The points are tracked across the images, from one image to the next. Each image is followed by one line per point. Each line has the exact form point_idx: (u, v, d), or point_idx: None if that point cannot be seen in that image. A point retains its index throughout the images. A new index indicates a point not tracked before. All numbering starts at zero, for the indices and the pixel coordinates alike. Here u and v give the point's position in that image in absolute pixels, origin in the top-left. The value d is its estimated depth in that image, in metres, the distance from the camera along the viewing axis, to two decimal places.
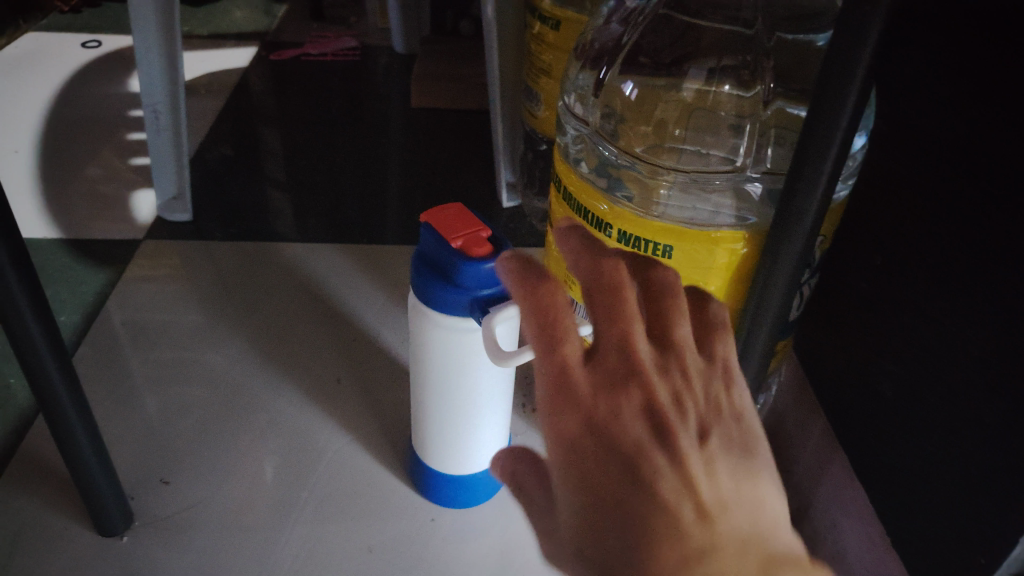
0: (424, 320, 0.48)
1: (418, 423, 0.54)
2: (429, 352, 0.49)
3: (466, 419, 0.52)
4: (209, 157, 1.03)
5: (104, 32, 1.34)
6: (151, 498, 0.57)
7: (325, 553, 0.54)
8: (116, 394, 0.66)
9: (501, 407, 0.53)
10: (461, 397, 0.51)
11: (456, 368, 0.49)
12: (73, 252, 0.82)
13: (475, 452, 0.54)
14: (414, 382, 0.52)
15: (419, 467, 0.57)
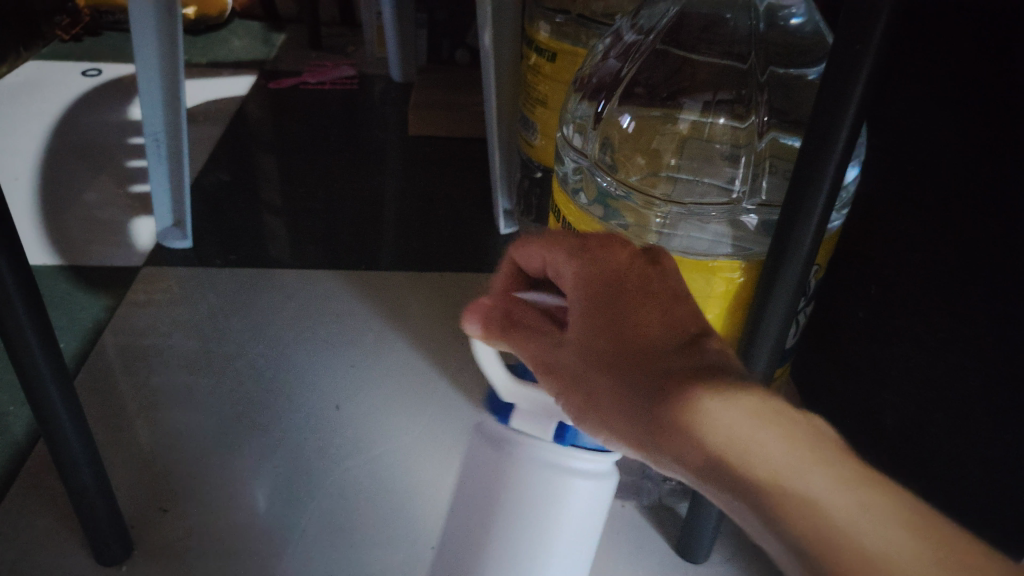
0: (474, 458, 0.51)
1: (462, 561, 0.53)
2: (485, 486, 0.50)
3: (534, 557, 0.50)
4: (207, 183, 1.03)
5: (104, 60, 1.35)
6: (151, 526, 0.57)
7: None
8: (113, 422, 0.66)
9: (578, 549, 0.51)
10: (523, 536, 0.50)
11: (517, 503, 0.49)
12: (73, 278, 0.83)
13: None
14: (460, 540, 0.51)
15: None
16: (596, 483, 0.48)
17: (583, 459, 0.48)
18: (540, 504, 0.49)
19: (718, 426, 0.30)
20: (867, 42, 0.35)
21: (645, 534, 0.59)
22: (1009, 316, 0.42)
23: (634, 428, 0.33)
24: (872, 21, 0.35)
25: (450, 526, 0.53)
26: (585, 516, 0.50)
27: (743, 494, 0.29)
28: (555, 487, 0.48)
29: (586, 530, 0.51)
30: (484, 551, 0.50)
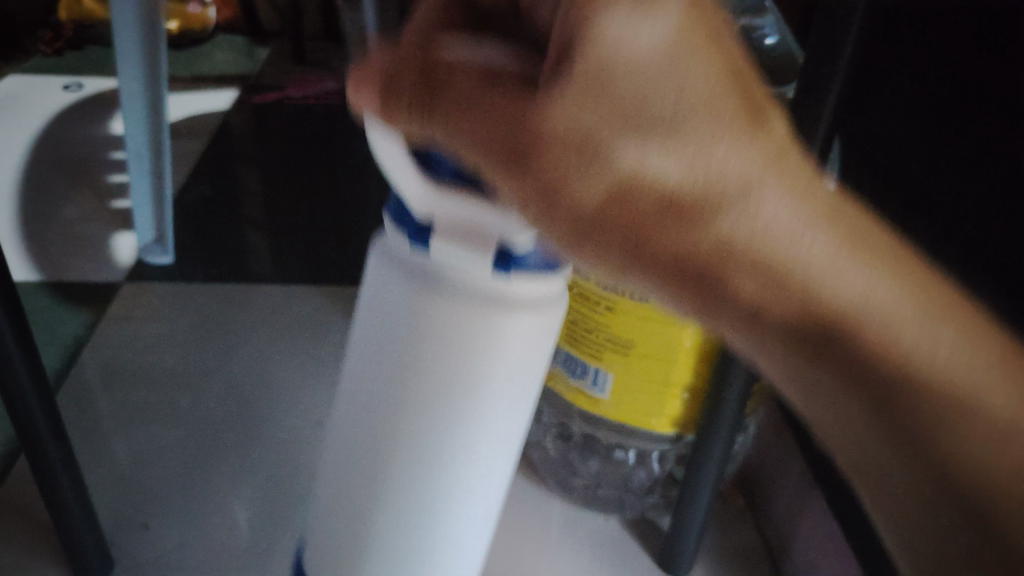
0: (382, 289, 0.39)
1: (372, 455, 0.41)
2: (392, 344, 0.39)
3: (453, 432, 0.40)
4: (189, 198, 1.03)
5: (86, 74, 1.35)
6: (130, 544, 0.56)
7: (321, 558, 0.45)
8: (92, 439, 0.65)
9: (511, 419, 0.41)
10: (439, 405, 0.39)
11: (431, 351, 0.38)
12: (53, 294, 0.82)
13: (473, 484, 0.42)
14: (360, 411, 0.41)
15: (407, 497, 0.41)
16: (534, 313, 0.38)
17: (525, 287, 0.37)
18: (462, 355, 0.38)
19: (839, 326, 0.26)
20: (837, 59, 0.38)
21: (627, 548, 0.59)
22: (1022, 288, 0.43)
23: (671, 259, 0.27)
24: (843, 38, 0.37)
25: (351, 393, 0.42)
26: (518, 372, 0.39)
27: (862, 396, 0.26)
28: (479, 318, 0.37)
29: (520, 395, 0.40)
30: (394, 430, 0.40)
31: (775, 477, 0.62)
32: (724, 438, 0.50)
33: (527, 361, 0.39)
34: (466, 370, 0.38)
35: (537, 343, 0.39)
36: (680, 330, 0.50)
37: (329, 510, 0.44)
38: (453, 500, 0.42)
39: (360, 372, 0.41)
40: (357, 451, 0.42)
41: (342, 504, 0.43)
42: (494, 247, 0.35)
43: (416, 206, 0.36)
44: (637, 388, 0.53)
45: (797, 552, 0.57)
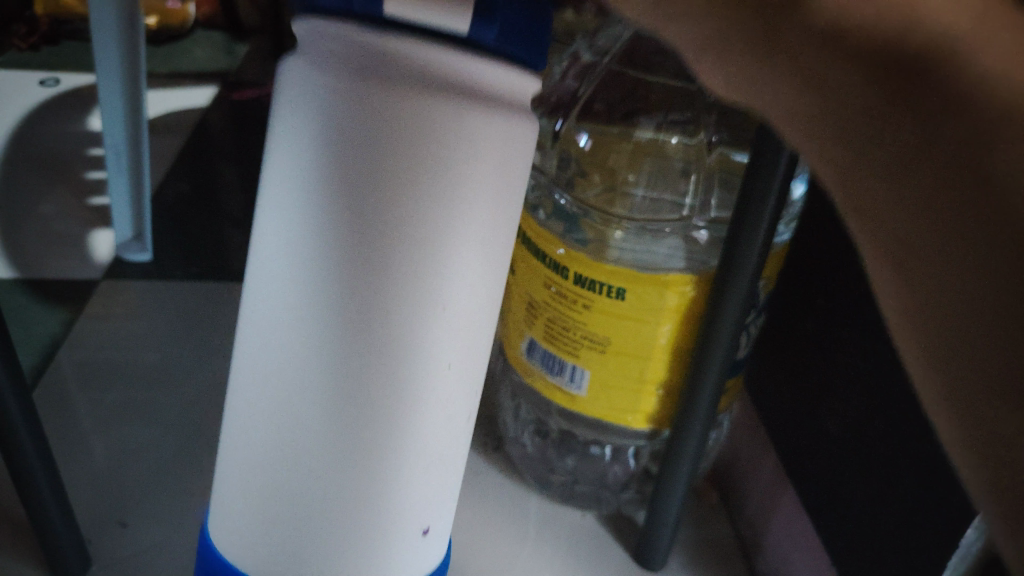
0: (303, 97, 0.32)
1: (323, 302, 0.32)
2: (343, 147, 0.31)
3: (431, 253, 0.32)
4: (168, 195, 1.03)
5: (63, 69, 1.33)
6: (108, 542, 0.56)
7: (260, 469, 0.36)
8: (69, 438, 0.65)
9: (494, 244, 0.34)
10: (410, 218, 0.31)
11: (393, 154, 0.31)
12: (29, 292, 0.81)
13: (457, 332, 0.35)
14: (301, 243, 0.32)
15: (380, 354, 0.33)
16: (510, 117, 0.32)
17: (499, 75, 0.32)
18: (433, 154, 0.31)
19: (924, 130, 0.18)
20: None
21: (603, 542, 0.60)
22: None
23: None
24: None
25: (281, 234, 0.33)
26: (498, 182, 0.33)
27: (930, 191, 0.18)
28: (447, 110, 0.31)
29: (501, 213, 0.34)
30: (355, 257, 0.32)
31: (749, 472, 0.63)
32: (697, 435, 0.52)
33: (506, 170, 0.33)
34: (441, 172, 0.31)
35: (515, 149, 0.33)
36: (654, 328, 0.51)
37: (267, 400, 0.35)
38: (436, 377, 0.35)
39: (295, 195, 0.32)
40: (299, 300, 0.33)
41: (284, 389, 0.34)
42: (469, 4, 0.30)
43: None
44: (613, 385, 0.54)
45: (768, 545, 0.58)
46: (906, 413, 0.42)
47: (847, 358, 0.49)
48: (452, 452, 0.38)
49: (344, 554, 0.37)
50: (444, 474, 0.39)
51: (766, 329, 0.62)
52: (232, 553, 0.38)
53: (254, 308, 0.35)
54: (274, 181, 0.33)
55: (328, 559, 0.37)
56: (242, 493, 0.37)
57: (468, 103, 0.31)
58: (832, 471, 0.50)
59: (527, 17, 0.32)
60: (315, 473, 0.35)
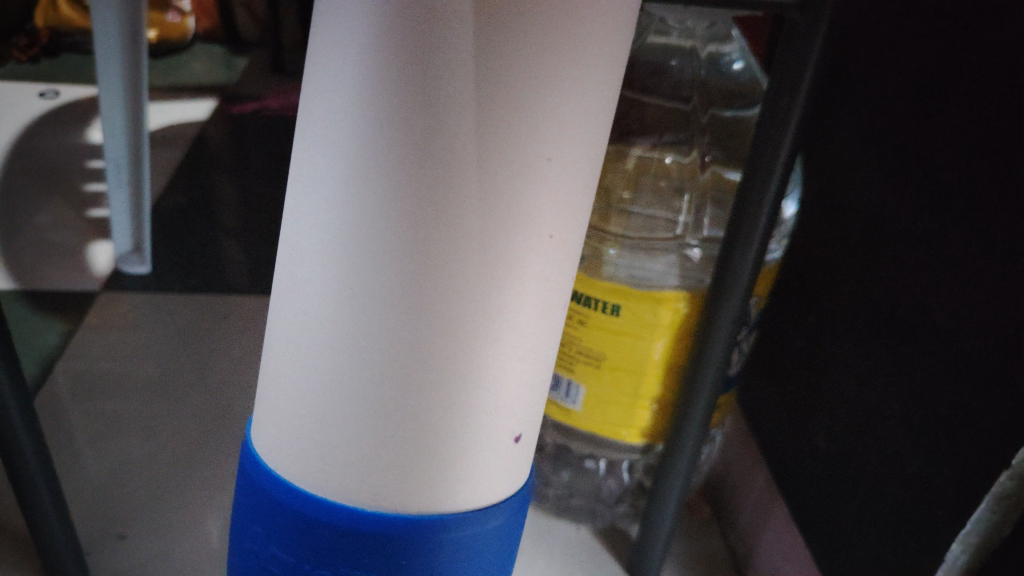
0: None
1: (406, 189, 0.30)
2: (432, 17, 0.28)
3: (525, 138, 0.30)
4: (166, 208, 1.03)
5: (63, 81, 1.34)
6: (107, 553, 0.57)
7: (329, 365, 0.33)
8: (66, 450, 0.65)
9: (587, 137, 0.32)
10: (507, 95, 0.30)
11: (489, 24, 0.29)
12: (28, 303, 0.82)
13: (550, 229, 0.33)
14: (376, 125, 0.30)
15: (468, 247, 0.31)
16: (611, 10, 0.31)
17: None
18: (532, 35, 0.29)
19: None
20: (794, 94, 0.40)
21: (597, 554, 0.60)
22: (922, 332, 0.41)
23: None
24: (801, 75, 0.40)
25: (348, 118, 0.31)
26: (594, 74, 0.31)
27: None
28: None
29: (596, 110, 0.32)
30: (446, 139, 0.30)
31: (741, 485, 0.64)
32: (690, 449, 0.52)
33: (601, 59, 0.31)
34: (541, 54, 0.29)
35: (608, 36, 0.31)
36: (649, 343, 0.52)
37: (331, 303, 0.32)
38: (537, 247, 0.33)
39: (365, 66, 0.30)
40: (372, 197, 0.31)
41: (354, 287, 0.32)
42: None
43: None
44: (608, 401, 0.55)
45: (760, 558, 0.59)
46: (896, 428, 0.43)
47: (837, 373, 0.50)
48: (538, 367, 0.36)
49: (425, 476, 0.34)
50: (528, 392, 0.36)
51: (757, 346, 0.63)
52: (293, 479, 0.36)
53: (314, 203, 0.32)
54: (335, 63, 0.31)
55: (408, 485, 0.34)
56: (298, 413, 0.35)
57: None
58: (823, 486, 0.51)
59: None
60: (395, 385, 0.33)
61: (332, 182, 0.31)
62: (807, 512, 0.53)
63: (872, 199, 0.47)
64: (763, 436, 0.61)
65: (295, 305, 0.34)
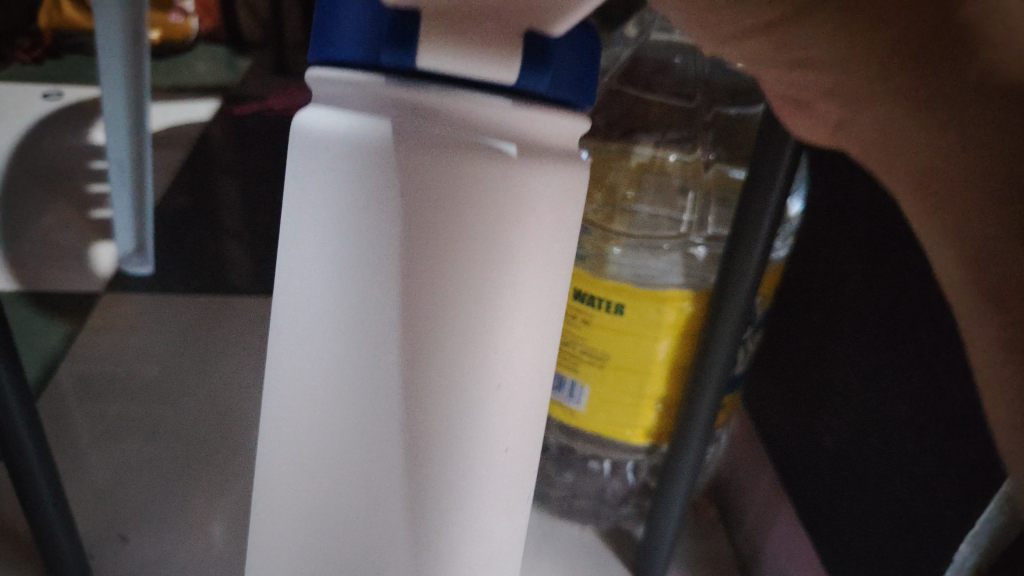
0: (344, 107, 0.32)
1: (380, 338, 0.33)
2: (402, 161, 0.31)
3: (484, 299, 0.32)
4: (169, 208, 1.03)
5: (66, 81, 1.34)
6: (109, 555, 0.57)
7: (315, 517, 0.36)
8: (69, 450, 0.66)
9: (549, 277, 0.34)
10: (476, 228, 0.32)
11: (448, 193, 0.31)
12: (32, 304, 0.82)
13: (517, 366, 0.35)
14: (350, 276, 0.32)
15: (438, 389, 0.33)
16: (566, 162, 0.33)
17: (550, 123, 0.33)
18: (493, 169, 0.31)
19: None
20: None
21: (601, 555, 0.60)
22: (929, 327, 0.41)
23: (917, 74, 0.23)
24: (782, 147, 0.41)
25: (324, 271, 0.33)
26: (552, 222, 0.33)
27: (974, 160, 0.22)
28: (498, 160, 0.31)
29: (562, 225, 0.34)
30: (412, 289, 0.32)
31: (747, 488, 0.63)
32: (695, 449, 0.52)
33: (556, 216, 0.33)
34: (498, 214, 0.32)
35: (570, 184, 0.33)
36: (653, 343, 0.52)
37: (320, 430, 0.35)
38: (499, 394, 0.34)
39: (332, 231, 0.32)
40: (345, 356, 0.33)
41: (333, 441, 0.34)
42: (520, 47, 0.30)
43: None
44: (612, 401, 0.54)
45: (766, 559, 0.58)
46: (902, 431, 0.42)
47: (843, 375, 0.49)
48: (514, 486, 0.38)
49: None
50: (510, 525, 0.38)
51: (762, 343, 0.62)
52: None
53: (303, 326, 0.34)
54: (311, 217, 0.33)
55: None
56: (288, 561, 0.37)
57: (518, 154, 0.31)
58: (831, 485, 0.50)
59: (576, 65, 0.33)
60: (381, 490, 0.35)
61: (314, 323, 0.34)
62: (816, 512, 0.52)
63: (872, 203, 0.47)
64: (770, 435, 0.60)
65: (290, 425, 0.36)
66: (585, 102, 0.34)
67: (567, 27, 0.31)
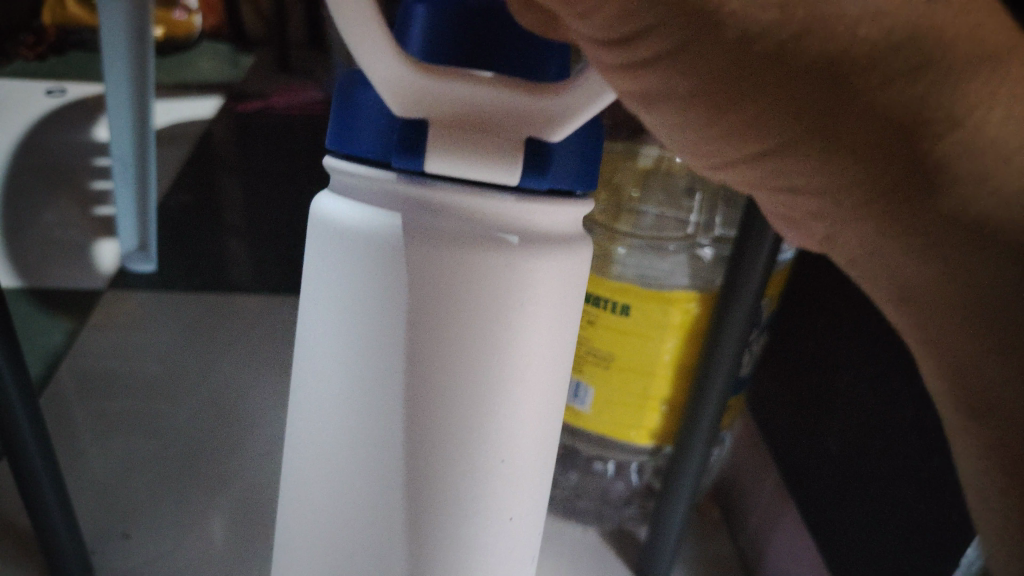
0: (351, 200, 0.32)
1: (392, 416, 0.32)
2: (407, 254, 0.31)
3: (483, 379, 0.32)
4: (172, 205, 1.03)
5: (70, 78, 1.34)
6: (111, 552, 0.57)
7: None
8: (70, 447, 0.65)
9: (550, 358, 0.34)
10: (479, 313, 0.31)
11: (452, 289, 0.31)
12: (34, 300, 0.82)
13: (522, 447, 0.35)
14: (357, 354, 0.32)
15: (437, 465, 0.33)
16: (564, 249, 0.33)
17: (554, 216, 0.32)
18: (497, 261, 0.31)
19: (858, 50, 0.23)
20: None
21: (605, 556, 0.60)
22: None
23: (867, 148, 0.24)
24: None
25: (334, 347, 0.33)
26: (554, 305, 0.33)
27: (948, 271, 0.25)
28: (501, 253, 0.31)
29: (563, 308, 0.34)
30: (414, 367, 0.31)
31: (753, 490, 0.62)
32: (700, 450, 0.52)
33: (557, 299, 0.33)
34: (502, 306, 0.31)
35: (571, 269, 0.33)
36: (658, 344, 0.52)
37: (329, 506, 0.35)
38: (495, 469, 0.34)
39: (340, 311, 0.32)
40: (352, 433, 0.33)
41: (340, 516, 0.34)
42: (522, 151, 0.30)
43: (397, 100, 0.29)
44: (616, 403, 0.54)
45: (770, 561, 0.58)
46: (908, 432, 0.42)
47: (849, 381, 0.49)
48: (518, 560, 0.38)
49: None
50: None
51: (771, 344, 0.62)
52: None
53: (317, 402, 0.34)
54: (325, 301, 0.33)
55: None
56: None
57: (519, 245, 0.31)
58: (836, 488, 0.50)
59: (581, 158, 0.33)
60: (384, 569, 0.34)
61: (327, 399, 0.34)
62: (821, 514, 0.51)
63: None
64: (775, 438, 0.60)
65: (306, 495, 0.36)
66: (588, 191, 0.34)
67: (567, 132, 0.31)
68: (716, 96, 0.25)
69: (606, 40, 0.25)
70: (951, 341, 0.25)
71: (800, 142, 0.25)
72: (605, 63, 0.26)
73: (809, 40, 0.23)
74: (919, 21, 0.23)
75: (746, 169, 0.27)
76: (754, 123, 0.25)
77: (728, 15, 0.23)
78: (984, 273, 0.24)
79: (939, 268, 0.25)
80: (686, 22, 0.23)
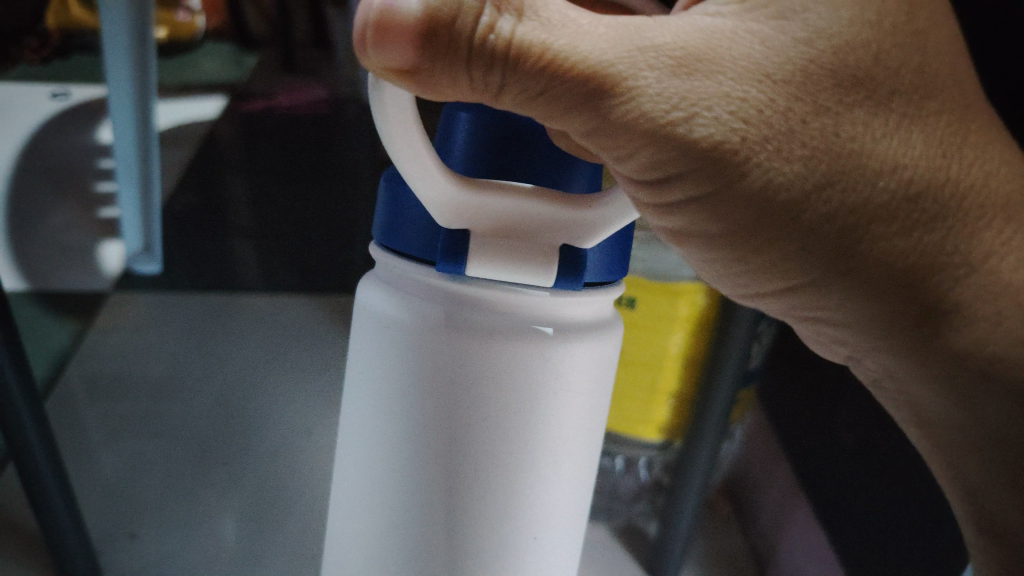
0: (393, 292, 0.32)
1: (428, 500, 0.32)
2: (445, 346, 0.31)
3: (518, 467, 0.32)
4: (178, 206, 1.02)
5: None
6: (115, 556, 0.59)
7: None
8: (77, 454, 0.67)
9: (585, 450, 0.34)
10: (514, 404, 0.31)
11: (487, 383, 0.31)
12: (42, 303, 0.82)
13: (555, 539, 0.34)
14: (393, 433, 0.32)
15: (473, 552, 0.32)
16: (596, 337, 0.32)
17: (584, 305, 0.32)
18: (530, 354, 0.31)
19: (877, 203, 0.27)
20: None
21: (613, 553, 0.60)
22: None
23: (887, 284, 0.29)
24: None
25: (372, 416, 0.33)
26: (588, 389, 0.33)
27: (960, 387, 0.30)
28: (535, 346, 0.31)
29: (597, 392, 0.33)
30: (443, 458, 0.31)
31: (765, 485, 0.62)
32: (711, 442, 0.51)
33: (591, 384, 0.33)
34: (536, 400, 0.31)
35: (605, 355, 0.33)
36: (667, 338, 0.52)
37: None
38: (533, 555, 0.34)
39: (378, 391, 0.32)
40: (383, 511, 0.33)
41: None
42: (555, 257, 0.30)
43: (440, 211, 0.29)
44: (626, 397, 0.54)
45: (783, 555, 0.57)
46: None
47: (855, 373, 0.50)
48: None
49: None
50: None
51: (782, 335, 0.61)
52: None
53: (352, 467, 0.34)
54: (365, 376, 0.33)
55: None
56: None
57: (553, 337, 0.31)
58: (850, 479, 0.50)
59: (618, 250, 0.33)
60: None
61: (360, 469, 0.34)
62: (835, 506, 0.51)
63: None
64: (787, 436, 0.59)
65: (341, 552, 0.35)
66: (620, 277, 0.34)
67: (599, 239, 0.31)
68: (741, 238, 0.29)
69: (637, 180, 0.28)
70: (964, 464, 0.32)
71: (824, 286, 0.29)
72: (634, 198, 0.29)
73: (829, 197, 0.27)
74: (935, 173, 0.28)
75: (772, 300, 0.32)
76: (789, 261, 0.29)
77: (756, 168, 0.26)
78: (991, 410, 0.30)
79: (957, 399, 0.31)
80: (712, 176, 0.27)
